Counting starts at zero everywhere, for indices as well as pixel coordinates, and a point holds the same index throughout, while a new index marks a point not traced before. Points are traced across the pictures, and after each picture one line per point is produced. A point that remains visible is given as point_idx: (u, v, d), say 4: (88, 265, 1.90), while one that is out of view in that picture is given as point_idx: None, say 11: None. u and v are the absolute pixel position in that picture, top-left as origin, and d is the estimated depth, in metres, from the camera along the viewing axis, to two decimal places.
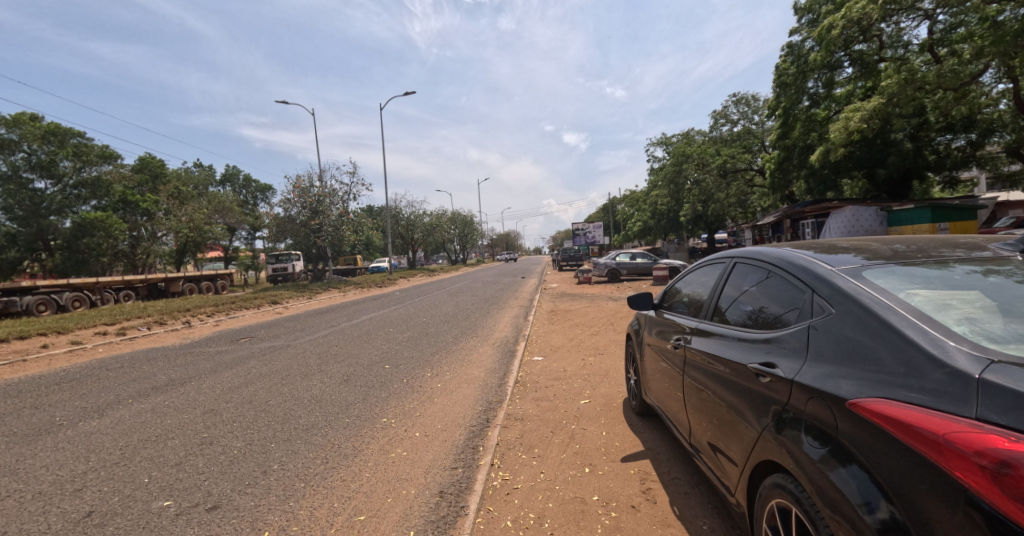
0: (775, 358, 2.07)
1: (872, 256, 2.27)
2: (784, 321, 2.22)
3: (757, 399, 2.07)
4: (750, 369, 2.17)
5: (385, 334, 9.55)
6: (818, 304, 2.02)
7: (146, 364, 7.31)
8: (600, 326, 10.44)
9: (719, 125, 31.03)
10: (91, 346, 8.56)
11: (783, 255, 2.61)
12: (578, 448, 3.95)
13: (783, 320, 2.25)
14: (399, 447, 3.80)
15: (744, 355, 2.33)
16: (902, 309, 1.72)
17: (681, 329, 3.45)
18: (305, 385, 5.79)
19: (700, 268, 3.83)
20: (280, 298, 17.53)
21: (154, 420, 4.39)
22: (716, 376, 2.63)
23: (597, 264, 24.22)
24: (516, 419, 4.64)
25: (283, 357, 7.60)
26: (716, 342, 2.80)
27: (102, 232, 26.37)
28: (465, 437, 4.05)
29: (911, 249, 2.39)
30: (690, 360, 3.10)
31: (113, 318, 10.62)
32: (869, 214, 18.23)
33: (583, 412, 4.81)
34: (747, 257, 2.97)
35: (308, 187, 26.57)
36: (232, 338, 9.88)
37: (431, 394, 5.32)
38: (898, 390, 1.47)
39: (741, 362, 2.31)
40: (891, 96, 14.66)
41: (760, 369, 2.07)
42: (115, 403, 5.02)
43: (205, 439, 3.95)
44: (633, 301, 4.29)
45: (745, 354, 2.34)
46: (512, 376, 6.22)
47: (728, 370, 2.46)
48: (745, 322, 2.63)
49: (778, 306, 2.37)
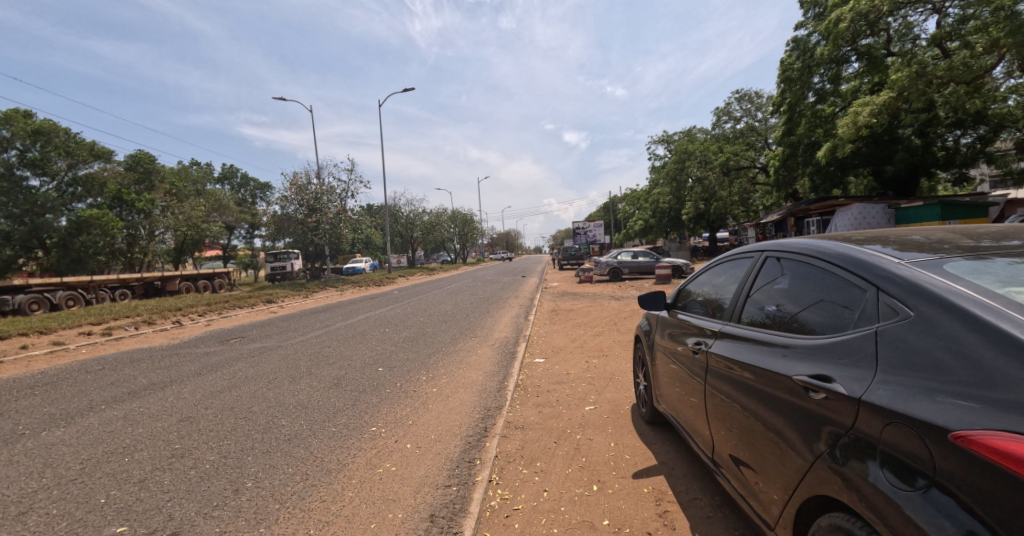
0: (829, 370, 1.70)
1: (934, 248, 1.92)
2: (838, 326, 1.84)
3: (808, 421, 1.70)
4: (797, 383, 1.79)
5: (380, 335, 9.21)
6: (885, 305, 1.64)
7: (128, 365, 6.99)
8: (603, 326, 10.11)
9: (722, 122, 30.68)
10: (74, 347, 8.24)
11: (828, 248, 2.23)
12: (584, 461, 3.60)
13: (836, 324, 1.87)
14: (388, 461, 3.46)
15: (783, 364, 1.97)
16: (1011, 312, 1.34)
17: (697, 331, 3.12)
18: (292, 389, 5.46)
19: (718, 265, 3.50)
20: (276, 297, 17.24)
21: (124, 429, 4.06)
22: (745, 387, 2.29)
23: (599, 262, 23.90)
24: (516, 427, 4.31)
25: (273, 359, 7.24)
26: (742, 348, 2.45)
27: (99, 230, 26.36)
28: (460, 449, 3.72)
29: (939, 240, 2.13)
30: (711, 367, 2.75)
31: (100, 318, 10.28)
32: (876, 212, 17.88)
33: (589, 420, 4.48)
34: (777, 250, 2.62)
35: (305, 184, 26.15)
36: (222, 338, 9.54)
37: (425, 399, 4.97)
38: (1018, 416, 1.11)
39: (780, 373, 1.96)
40: (902, 90, 14.31)
41: (812, 384, 1.70)
42: (85, 409, 4.68)
43: (176, 451, 3.61)
44: (644, 300, 3.96)
45: (785, 362, 1.97)
46: (512, 380, 5.88)
47: (761, 381, 2.11)
48: (776, 325, 2.28)
49: (827, 307, 1.99)
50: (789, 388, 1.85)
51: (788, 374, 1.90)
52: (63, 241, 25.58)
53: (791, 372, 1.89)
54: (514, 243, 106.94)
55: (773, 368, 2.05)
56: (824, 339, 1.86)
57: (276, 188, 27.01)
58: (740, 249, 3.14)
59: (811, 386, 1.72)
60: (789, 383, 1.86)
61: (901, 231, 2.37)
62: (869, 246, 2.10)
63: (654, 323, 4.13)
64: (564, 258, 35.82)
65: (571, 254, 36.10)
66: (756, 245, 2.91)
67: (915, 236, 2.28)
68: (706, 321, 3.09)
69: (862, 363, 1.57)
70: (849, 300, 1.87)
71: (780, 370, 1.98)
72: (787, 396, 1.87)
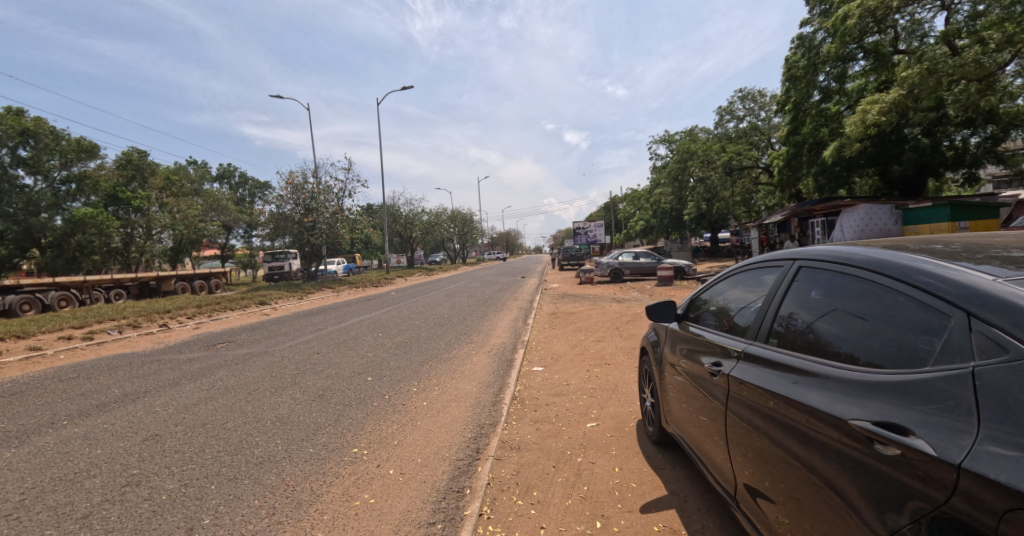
0: (905, 420, 1.35)
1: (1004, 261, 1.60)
2: (909, 360, 1.50)
3: (881, 482, 1.36)
4: (861, 432, 1.46)
5: (373, 340, 8.84)
6: (980, 339, 1.30)
7: (104, 373, 6.64)
8: (605, 331, 9.72)
9: (724, 121, 30.34)
10: (52, 353, 7.90)
11: (878, 258, 1.89)
12: (586, 490, 3.24)
13: (904, 357, 1.53)
14: (367, 491, 3.10)
15: (835, 403, 1.64)
16: None
17: (714, 348, 2.78)
18: (273, 402, 5.11)
19: (737, 273, 3.15)
20: (269, 298, 16.87)
21: (79, 450, 3.69)
22: (778, 423, 1.95)
23: (599, 263, 23.55)
24: (512, 449, 3.94)
25: (257, 366, 6.88)
26: (770, 375, 2.11)
27: (94, 229, 25.94)
28: (448, 477, 3.35)
29: (967, 249, 1.86)
30: (732, 393, 2.41)
31: (82, 321, 9.93)
32: (884, 213, 17.54)
33: (591, 440, 4.12)
34: (811, 258, 2.27)
35: (302, 183, 25.75)
36: (209, 343, 9.18)
37: (414, 415, 4.61)
38: None
39: (832, 414, 1.62)
40: (912, 88, 13.99)
41: (885, 436, 1.37)
42: (45, 425, 4.32)
43: (132, 478, 3.24)
44: (654, 310, 3.62)
45: (835, 403, 1.64)
46: (508, 392, 5.52)
47: (804, 419, 1.78)
48: (819, 351, 1.94)
49: (888, 333, 1.65)
50: (846, 434, 1.52)
51: (844, 417, 1.56)
52: (58, 240, 25.33)
53: (848, 414, 1.56)
54: (515, 244, 106.59)
55: (820, 406, 1.71)
56: (891, 375, 1.52)
57: (273, 187, 26.67)
58: (763, 256, 2.81)
59: (878, 438, 1.40)
60: (846, 428, 1.52)
61: (925, 240, 2.09)
62: (927, 256, 1.77)
63: (663, 335, 3.79)
64: (565, 258, 35.47)
65: (572, 254, 35.71)
66: (782, 253, 2.58)
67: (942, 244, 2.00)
68: (725, 338, 2.76)
69: (956, 414, 1.24)
70: (921, 325, 1.53)
71: (832, 410, 1.64)
72: (845, 443, 1.54)
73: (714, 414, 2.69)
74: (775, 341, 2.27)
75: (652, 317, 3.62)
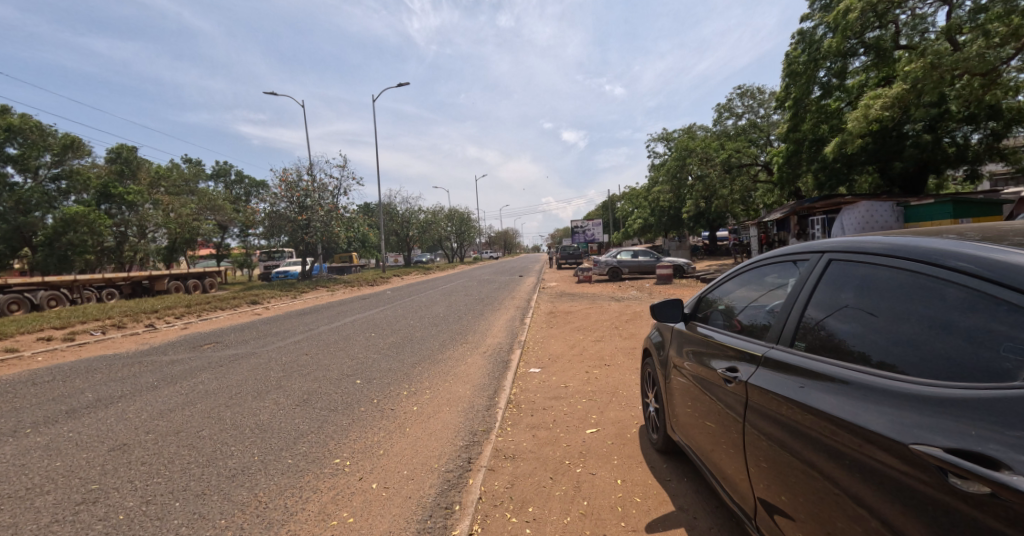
0: (992, 451, 1.14)
1: None
2: (989, 374, 1.28)
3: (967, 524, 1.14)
4: (934, 463, 1.25)
5: (365, 341, 8.58)
6: None
7: (81, 376, 6.35)
8: (605, 330, 9.48)
9: (723, 119, 30.12)
10: (30, 354, 7.61)
11: (923, 246, 1.65)
12: (586, 505, 2.98)
13: (980, 372, 1.31)
14: (347, 508, 2.84)
15: (889, 423, 1.41)
16: None
17: (726, 351, 2.52)
18: (254, 407, 4.83)
19: (747, 268, 2.90)
20: (262, 297, 16.56)
21: (39, 461, 3.42)
22: (811, 442, 1.71)
23: (597, 262, 23.32)
24: (506, 458, 3.68)
25: (243, 368, 6.60)
26: (797, 384, 1.86)
27: (85, 228, 25.59)
28: (436, 491, 3.09)
29: (996, 237, 1.62)
30: (748, 402, 2.15)
31: (64, 322, 9.63)
32: (885, 210, 17.37)
33: (591, 448, 3.88)
34: (840, 250, 2.01)
35: (296, 181, 25.43)
36: (195, 344, 8.88)
37: (403, 421, 4.34)
38: None
39: (885, 436, 1.40)
40: (915, 82, 13.79)
41: (967, 469, 1.16)
42: (7, 433, 4.05)
43: (90, 494, 2.97)
44: (658, 309, 3.36)
45: (889, 422, 1.42)
46: (504, 395, 5.26)
47: (846, 439, 1.55)
48: (858, 358, 1.71)
49: (950, 341, 1.44)
50: (910, 462, 1.31)
51: (906, 441, 1.34)
52: (49, 239, 25.01)
53: (911, 437, 1.33)
54: (513, 243, 106.27)
55: (870, 426, 1.48)
56: (962, 391, 1.31)
57: (267, 186, 26.35)
58: (779, 250, 2.55)
59: (953, 469, 1.20)
60: (911, 455, 1.31)
61: (948, 230, 1.84)
62: (983, 244, 1.54)
63: (668, 335, 3.53)
64: (563, 257, 35.24)
65: (570, 253, 35.46)
66: (804, 245, 2.32)
67: (967, 234, 1.76)
68: (739, 340, 2.50)
69: None
70: (1001, 334, 1.31)
71: (887, 432, 1.41)
72: (909, 474, 1.32)
73: (726, 424, 2.44)
74: (801, 345, 2.02)
75: (656, 316, 3.35)
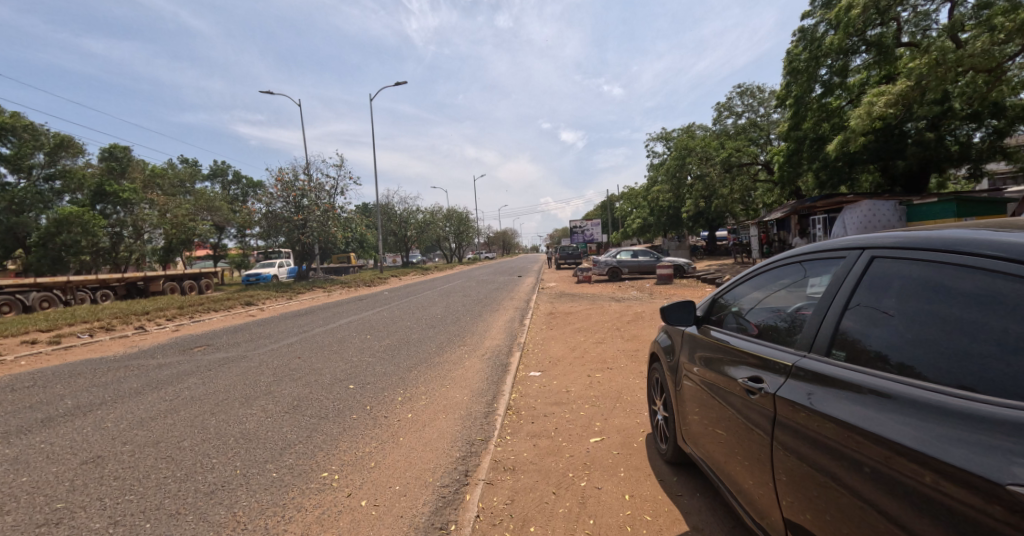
0: None
1: None
2: None
3: None
4: None
5: (360, 343, 8.35)
6: None
7: (64, 380, 6.12)
8: (606, 332, 9.25)
9: (722, 118, 29.96)
10: (13, 358, 7.37)
11: (993, 242, 1.42)
12: (593, 525, 2.75)
13: None
14: (332, 529, 2.61)
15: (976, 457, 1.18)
16: None
17: (749, 360, 2.28)
18: (241, 414, 4.59)
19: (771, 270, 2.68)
20: (256, 298, 16.27)
21: (5, 476, 3.19)
22: (867, 471, 1.48)
23: (597, 262, 23.13)
24: (505, 471, 3.45)
25: (232, 372, 6.37)
26: (842, 402, 1.63)
27: (79, 228, 25.36)
28: (430, 509, 2.86)
29: None
30: (776, 416, 1.92)
31: (51, 324, 9.39)
32: (887, 209, 17.23)
33: (596, 459, 3.66)
34: (886, 246, 1.76)
35: (292, 181, 25.19)
36: (185, 347, 8.62)
37: (396, 430, 4.11)
38: None
39: (973, 472, 1.17)
40: (919, 79, 13.61)
41: None
42: None
43: (54, 514, 2.73)
44: (668, 311, 3.14)
45: (975, 456, 1.18)
46: (503, 402, 5.03)
47: (913, 469, 1.32)
48: (921, 374, 1.48)
49: None
50: (1007, 506, 1.08)
51: (1004, 481, 1.10)
52: (43, 240, 24.80)
53: (1007, 476, 1.10)
54: (512, 243, 106.00)
55: (949, 458, 1.25)
56: None
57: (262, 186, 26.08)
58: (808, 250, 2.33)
59: None
60: (1008, 497, 1.08)
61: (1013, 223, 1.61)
62: None
63: (678, 339, 3.31)
64: (563, 257, 35.03)
65: (569, 253, 35.26)
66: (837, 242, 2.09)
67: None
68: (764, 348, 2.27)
69: None
70: None
71: (974, 466, 1.18)
72: (1003, 520, 1.09)
73: (747, 440, 2.21)
74: (842, 356, 1.77)
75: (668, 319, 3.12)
